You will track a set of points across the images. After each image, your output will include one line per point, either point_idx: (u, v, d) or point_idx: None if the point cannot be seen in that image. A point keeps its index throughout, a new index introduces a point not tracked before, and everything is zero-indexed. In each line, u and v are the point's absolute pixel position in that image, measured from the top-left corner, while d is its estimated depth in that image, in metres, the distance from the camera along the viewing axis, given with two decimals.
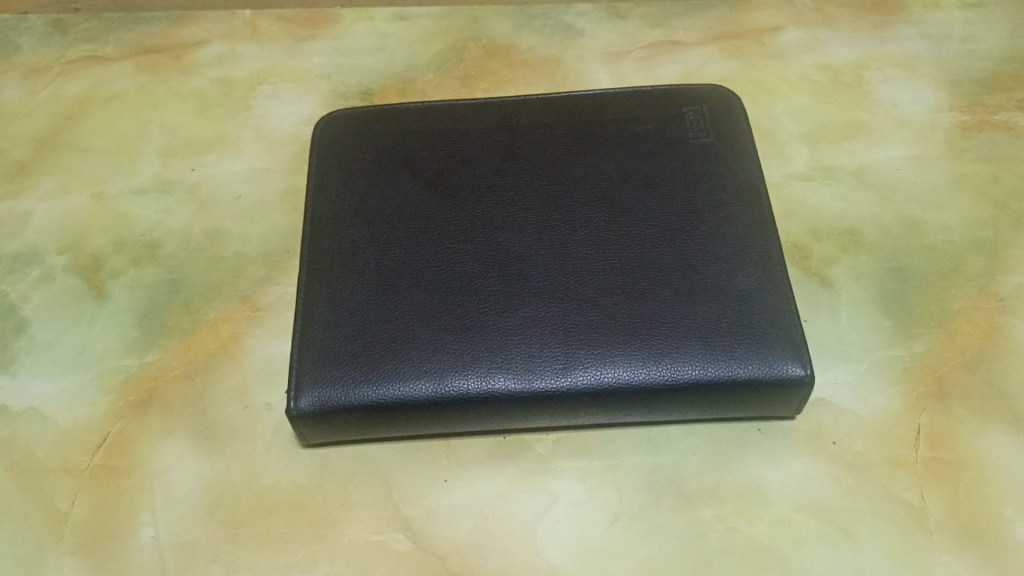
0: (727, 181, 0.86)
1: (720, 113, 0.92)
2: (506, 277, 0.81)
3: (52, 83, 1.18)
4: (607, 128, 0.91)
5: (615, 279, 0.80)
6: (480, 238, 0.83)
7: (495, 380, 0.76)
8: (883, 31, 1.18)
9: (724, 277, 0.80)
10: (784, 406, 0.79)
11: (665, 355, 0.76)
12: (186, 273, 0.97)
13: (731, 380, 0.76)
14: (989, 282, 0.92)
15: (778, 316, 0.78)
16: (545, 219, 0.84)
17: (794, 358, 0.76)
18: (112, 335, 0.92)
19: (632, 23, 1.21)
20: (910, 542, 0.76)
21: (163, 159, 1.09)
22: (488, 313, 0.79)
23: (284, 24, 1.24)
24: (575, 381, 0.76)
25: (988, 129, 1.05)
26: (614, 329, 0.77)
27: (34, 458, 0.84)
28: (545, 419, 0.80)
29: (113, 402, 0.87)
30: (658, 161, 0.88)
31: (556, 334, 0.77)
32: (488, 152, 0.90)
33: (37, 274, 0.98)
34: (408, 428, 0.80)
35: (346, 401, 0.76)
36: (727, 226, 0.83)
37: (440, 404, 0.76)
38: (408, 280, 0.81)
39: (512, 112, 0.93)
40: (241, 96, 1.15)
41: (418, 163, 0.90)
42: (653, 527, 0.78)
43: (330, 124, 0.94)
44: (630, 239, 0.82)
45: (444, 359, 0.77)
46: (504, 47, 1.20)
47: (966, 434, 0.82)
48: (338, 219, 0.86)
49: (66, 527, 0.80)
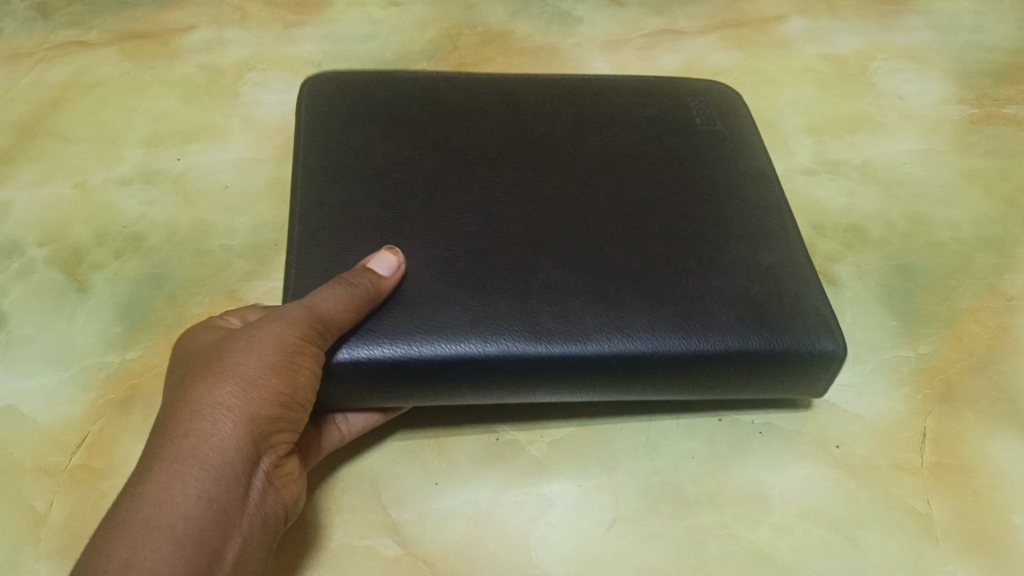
0: (738, 167, 0.83)
1: (722, 105, 0.90)
2: (529, 238, 0.74)
3: (34, 70, 1.15)
4: (612, 106, 0.87)
5: (644, 244, 0.74)
6: (490, 198, 0.77)
7: (517, 340, 0.68)
8: (891, 21, 1.17)
9: (750, 252, 0.75)
10: (808, 384, 0.74)
11: (695, 326, 0.70)
12: (170, 266, 0.94)
13: (766, 354, 0.70)
14: (997, 281, 0.89)
15: (806, 293, 0.74)
16: (557, 183, 0.79)
17: (828, 335, 0.72)
18: (93, 331, 0.89)
19: (632, 11, 1.20)
20: (918, 551, 0.73)
21: (148, 148, 1.05)
22: (511, 272, 0.71)
23: (274, 10, 1.23)
24: (605, 346, 0.68)
25: (997, 123, 1.03)
26: (649, 295, 0.71)
27: (10, 458, 0.81)
28: (562, 394, 0.72)
29: (93, 401, 0.84)
30: (668, 139, 0.84)
31: (588, 296, 0.70)
32: (495, 118, 0.84)
33: (16, 266, 0.95)
34: (404, 401, 0.70)
35: (344, 363, 0.66)
36: (744, 207, 0.79)
37: (451, 367, 0.67)
38: (419, 235, 0.73)
39: (512, 85, 0.89)
40: (230, 83, 1.12)
41: (417, 123, 0.83)
42: (651, 533, 0.75)
43: (320, 83, 0.87)
44: (649, 209, 0.77)
45: (460, 316, 0.68)
46: (501, 35, 1.17)
47: (973, 438, 0.79)
48: (334, 172, 0.77)
49: (43, 530, 0.76)
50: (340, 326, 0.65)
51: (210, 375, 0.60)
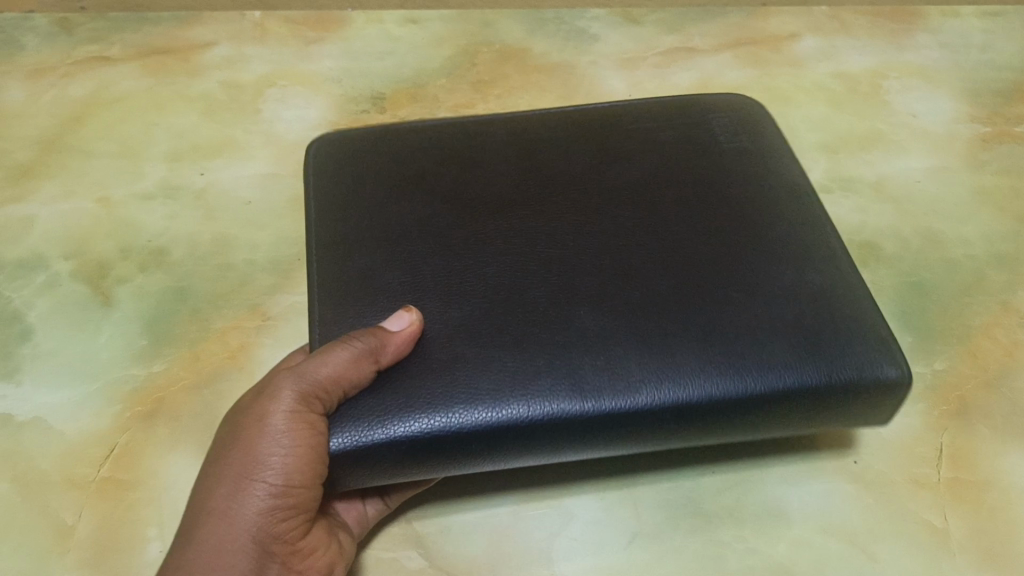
0: (771, 181, 0.79)
1: (746, 119, 0.86)
2: (553, 288, 0.70)
3: (56, 85, 1.17)
4: (632, 132, 0.83)
5: (677, 280, 0.70)
6: (513, 247, 0.73)
7: (560, 399, 0.64)
8: (901, 40, 1.18)
9: (796, 274, 0.71)
10: (874, 415, 0.69)
11: (749, 364, 0.65)
12: (193, 281, 0.95)
13: (828, 385, 0.66)
14: (1011, 297, 0.90)
15: (864, 313, 0.69)
16: (581, 222, 0.75)
17: (893, 362, 0.67)
18: (118, 344, 0.90)
19: (646, 28, 1.22)
20: (933, 565, 0.74)
21: (170, 163, 1.07)
22: (538, 326, 0.68)
23: (292, 26, 1.24)
24: (655, 397, 0.64)
25: (1008, 141, 1.04)
26: (692, 335, 0.67)
27: (38, 470, 0.82)
28: (612, 452, 0.67)
29: (118, 414, 0.85)
30: (695, 162, 0.80)
31: (622, 344, 0.66)
32: (507, 159, 0.81)
33: (41, 280, 0.96)
34: (450, 472, 0.66)
35: (377, 442, 0.63)
36: (785, 222, 0.75)
37: (498, 433, 0.64)
38: (439, 294, 0.70)
39: (521, 121, 0.86)
40: (250, 99, 1.14)
41: (427, 175, 0.80)
42: (671, 547, 0.76)
43: (323, 146, 0.85)
44: (682, 237, 0.73)
45: (496, 378, 0.65)
46: (517, 52, 1.19)
47: (988, 454, 0.80)
48: (350, 243, 0.75)
49: (71, 542, 0.77)
50: (344, 391, 0.63)
51: (217, 468, 0.63)
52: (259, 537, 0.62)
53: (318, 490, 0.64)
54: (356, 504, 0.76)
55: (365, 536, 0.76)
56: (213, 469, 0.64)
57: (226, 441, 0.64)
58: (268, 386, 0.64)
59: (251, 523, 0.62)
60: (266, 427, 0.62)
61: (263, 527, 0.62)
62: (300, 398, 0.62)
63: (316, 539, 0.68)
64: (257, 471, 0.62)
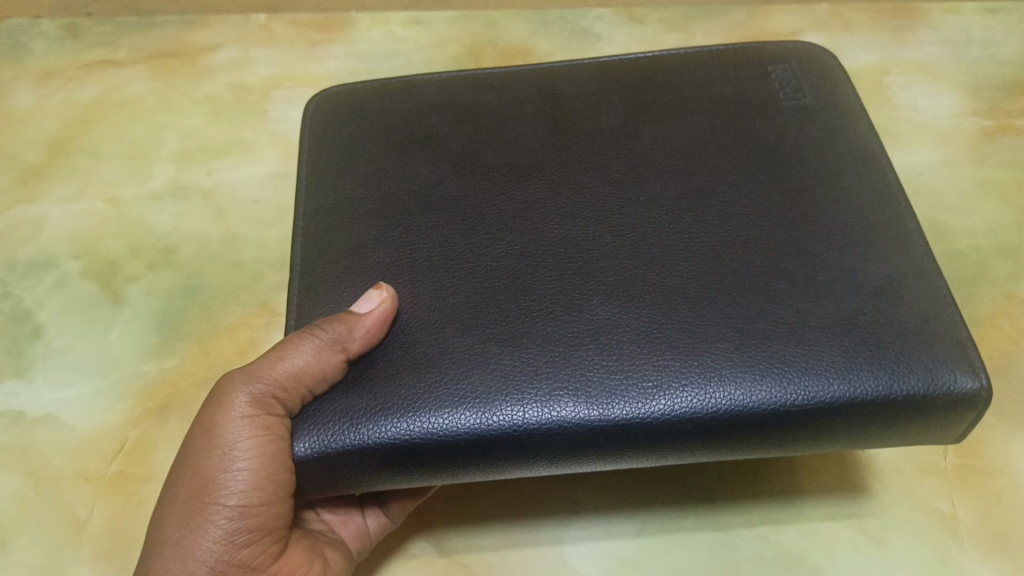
0: (838, 148, 0.74)
1: (813, 71, 0.81)
2: (565, 274, 0.67)
3: (65, 89, 1.18)
4: (671, 92, 0.80)
5: (708, 270, 0.66)
6: (529, 230, 0.71)
7: (562, 403, 0.61)
8: (903, 36, 1.19)
9: (855, 262, 0.66)
10: (950, 429, 0.63)
11: (791, 367, 0.61)
12: (203, 278, 0.96)
13: (879, 397, 0.60)
14: (1015, 287, 0.91)
15: (935, 311, 0.63)
16: (608, 205, 0.72)
17: (962, 370, 0.61)
18: (129, 341, 0.91)
19: (649, 28, 1.23)
20: (941, 551, 0.74)
21: (179, 163, 1.08)
22: (544, 319, 0.65)
23: (298, 29, 1.26)
24: (673, 405, 0.60)
25: (1011, 134, 1.05)
26: (720, 333, 0.63)
27: (51, 466, 0.82)
28: (639, 463, 0.63)
29: (130, 409, 0.86)
30: (738, 126, 0.76)
31: (637, 341, 0.63)
32: (529, 126, 0.78)
33: (52, 280, 0.97)
34: (436, 481, 0.63)
35: (348, 446, 0.60)
36: (846, 199, 0.70)
37: (483, 443, 0.61)
38: (441, 276, 0.68)
39: (551, 80, 0.83)
40: (257, 100, 1.15)
41: (437, 139, 0.78)
42: (681, 536, 0.76)
43: (324, 103, 0.85)
44: (723, 221, 0.69)
45: (488, 379, 0.62)
46: (522, 52, 1.20)
47: (996, 442, 0.81)
48: (337, 213, 0.74)
49: (85, 535, 0.78)
50: (307, 388, 0.62)
51: (180, 480, 0.62)
52: (223, 558, 0.61)
53: (286, 503, 0.62)
54: (355, 517, 0.75)
55: (365, 550, 0.75)
56: (169, 489, 0.62)
57: (179, 459, 0.63)
58: (221, 392, 0.63)
59: (220, 535, 0.60)
60: (226, 437, 0.61)
61: (225, 549, 0.60)
62: (256, 401, 0.61)
63: (297, 550, 0.67)
64: (214, 488, 0.61)
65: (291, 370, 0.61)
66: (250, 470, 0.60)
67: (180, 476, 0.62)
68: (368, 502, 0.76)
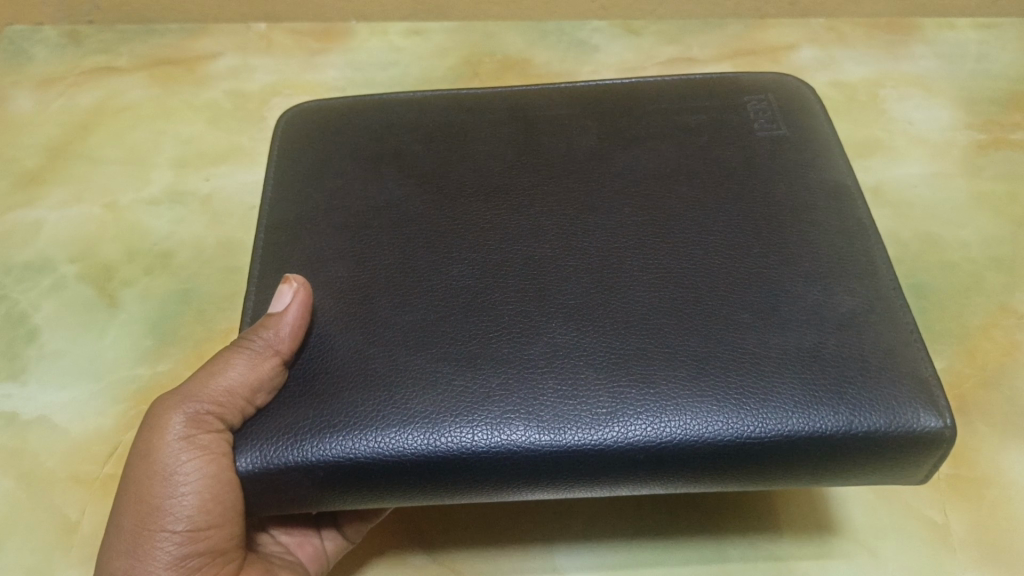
0: (809, 180, 0.74)
1: (791, 106, 0.81)
2: (525, 296, 0.67)
3: (65, 95, 1.19)
4: (643, 119, 0.80)
5: (670, 299, 0.66)
6: (492, 252, 0.71)
7: (513, 427, 0.60)
8: (897, 50, 1.20)
9: (822, 296, 0.65)
10: (914, 469, 0.62)
11: (748, 398, 0.60)
12: (198, 283, 0.96)
13: (836, 434, 0.59)
14: (1007, 299, 0.91)
15: (899, 347, 0.63)
16: (573, 229, 0.72)
17: (926, 410, 0.60)
18: (123, 345, 0.91)
19: (646, 39, 1.24)
20: (934, 560, 0.74)
21: (176, 169, 1.08)
22: (500, 341, 0.64)
23: (297, 38, 1.26)
24: (627, 432, 0.60)
25: (1005, 147, 1.05)
26: (677, 361, 0.62)
27: (43, 468, 0.82)
28: (591, 493, 0.63)
29: (123, 412, 0.86)
30: (710, 154, 0.76)
31: (593, 366, 0.62)
32: (500, 148, 0.79)
33: (48, 283, 0.97)
34: (383, 503, 0.63)
35: (291, 463, 0.60)
36: (814, 232, 0.70)
37: (431, 467, 0.60)
38: (400, 294, 0.68)
39: (526, 104, 0.83)
40: (255, 108, 1.15)
41: (407, 158, 0.79)
42: (674, 545, 0.76)
43: (298, 115, 0.85)
44: (689, 250, 0.69)
45: (439, 400, 0.62)
46: (519, 62, 1.21)
47: (988, 452, 0.81)
48: (301, 226, 0.74)
49: (75, 537, 0.78)
50: (245, 400, 0.62)
51: (123, 509, 0.62)
52: None
53: (236, 523, 0.63)
54: (311, 539, 0.75)
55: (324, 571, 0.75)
56: (113, 518, 0.62)
57: (121, 485, 0.63)
58: (155, 415, 0.62)
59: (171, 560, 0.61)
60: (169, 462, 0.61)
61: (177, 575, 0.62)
62: (193, 420, 0.61)
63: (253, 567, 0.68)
64: (159, 516, 0.61)
65: (225, 385, 0.61)
66: (194, 495, 0.60)
67: (123, 505, 0.62)
68: (324, 524, 0.76)
